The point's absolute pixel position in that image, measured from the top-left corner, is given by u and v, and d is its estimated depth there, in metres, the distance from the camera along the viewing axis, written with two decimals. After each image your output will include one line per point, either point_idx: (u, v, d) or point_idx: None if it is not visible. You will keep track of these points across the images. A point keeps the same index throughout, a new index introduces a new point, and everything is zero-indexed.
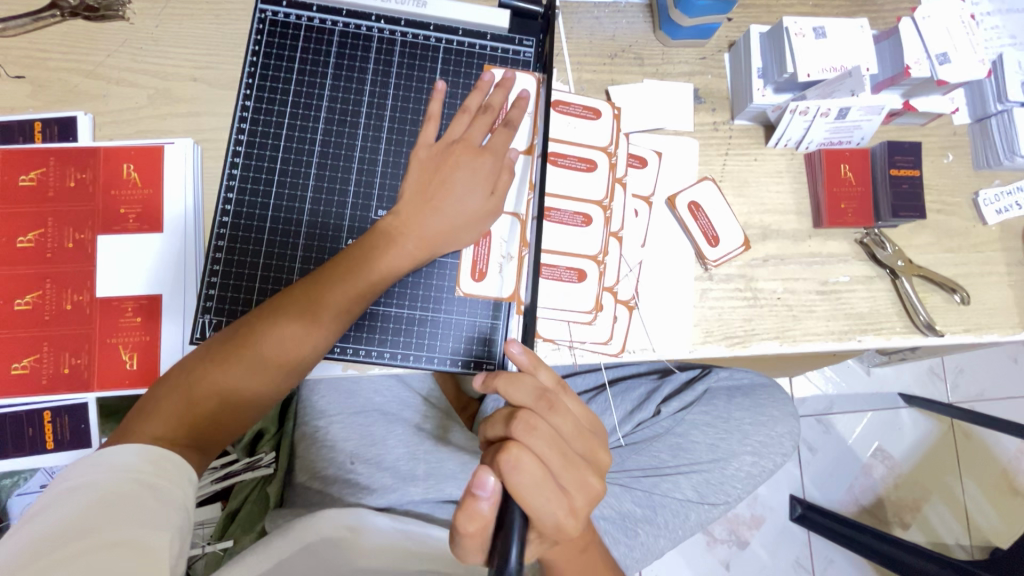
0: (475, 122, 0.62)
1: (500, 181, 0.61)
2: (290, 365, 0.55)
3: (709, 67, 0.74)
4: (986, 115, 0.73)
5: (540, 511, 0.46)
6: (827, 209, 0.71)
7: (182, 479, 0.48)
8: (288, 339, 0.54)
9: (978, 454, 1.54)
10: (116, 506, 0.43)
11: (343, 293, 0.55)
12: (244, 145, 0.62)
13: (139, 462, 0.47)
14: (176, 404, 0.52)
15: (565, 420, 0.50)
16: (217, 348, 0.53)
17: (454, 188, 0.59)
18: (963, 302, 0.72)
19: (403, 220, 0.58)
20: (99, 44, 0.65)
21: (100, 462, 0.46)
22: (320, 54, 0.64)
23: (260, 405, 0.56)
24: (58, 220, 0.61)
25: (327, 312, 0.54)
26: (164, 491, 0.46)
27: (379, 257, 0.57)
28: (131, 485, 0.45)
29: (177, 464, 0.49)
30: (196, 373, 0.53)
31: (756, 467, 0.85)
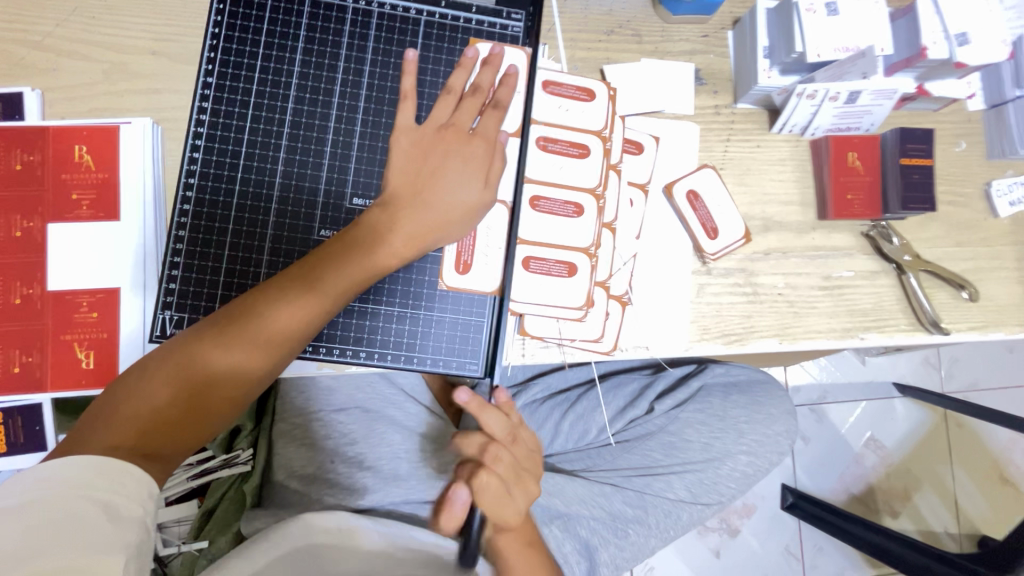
0: (465, 105, 0.58)
1: (491, 169, 0.57)
2: (270, 361, 0.50)
3: (711, 46, 0.69)
4: (1002, 101, 0.69)
5: (499, 517, 0.58)
6: (833, 200, 0.67)
7: (140, 493, 0.43)
8: (269, 334, 0.50)
9: (970, 444, 1.53)
10: (64, 527, 0.38)
11: (326, 292, 0.51)
12: (207, 126, 0.57)
13: (89, 475, 0.42)
14: (144, 404, 0.47)
15: (521, 448, 0.61)
16: (189, 344, 0.49)
17: (445, 177, 0.55)
18: (971, 299, 0.69)
19: (392, 211, 0.54)
20: (47, 12, 0.60)
21: (40, 476, 0.40)
22: (289, 26, 0.59)
23: (236, 404, 0.52)
24: (5, 207, 0.56)
25: (313, 304, 0.50)
26: (118, 508, 0.41)
27: (369, 249, 0.52)
28: (80, 502, 0.40)
29: (135, 476, 0.44)
30: (166, 371, 0.48)
31: (750, 466, 0.82)
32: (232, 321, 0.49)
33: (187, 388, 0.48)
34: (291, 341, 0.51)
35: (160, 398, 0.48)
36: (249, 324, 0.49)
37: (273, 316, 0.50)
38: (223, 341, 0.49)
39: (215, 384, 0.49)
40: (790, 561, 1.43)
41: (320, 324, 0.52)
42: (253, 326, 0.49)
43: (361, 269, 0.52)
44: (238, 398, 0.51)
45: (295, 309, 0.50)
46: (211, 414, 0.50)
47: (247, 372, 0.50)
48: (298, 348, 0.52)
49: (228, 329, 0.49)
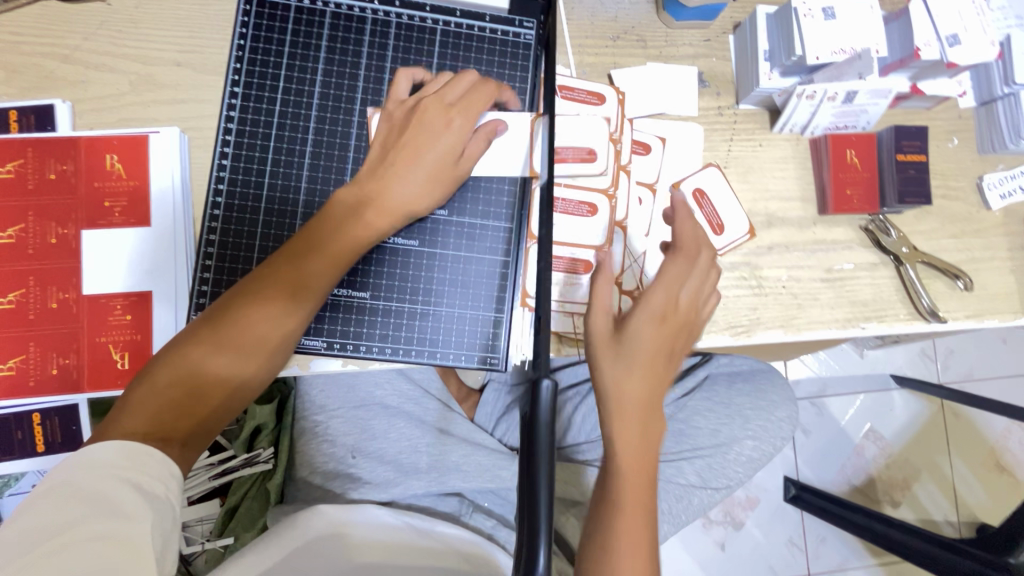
0: (453, 83, 0.59)
1: (473, 145, 0.58)
2: (270, 351, 0.53)
3: (713, 50, 0.72)
4: (992, 98, 0.73)
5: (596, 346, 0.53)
6: (833, 195, 0.70)
7: (162, 473, 0.45)
8: (266, 323, 0.52)
9: (968, 433, 1.56)
10: (95, 501, 0.41)
11: (311, 266, 0.53)
12: (234, 134, 0.60)
13: (113, 455, 0.44)
14: (153, 401, 0.48)
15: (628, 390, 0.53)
16: (191, 341, 0.51)
17: (425, 157, 0.56)
18: (966, 288, 0.72)
19: (366, 189, 0.55)
20: (75, 26, 0.62)
21: (82, 459, 0.43)
22: (311, 37, 0.61)
23: (246, 398, 0.53)
24: (40, 215, 0.58)
25: (301, 293, 0.53)
26: (143, 485, 0.44)
27: (342, 224, 0.54)
28: (108, 480, 0.42)
29: (157, 458, 0.45)
30: (171, 368, 0.50)
31: (757, 452, 0.85)
32: (225, 314, 0.51)
33: (192, 381, 0.50)
34: (285, 330, 0.53)
35: (169, 395, 0.49)
36: (242, 315, 0.51)
37: (264, 307, 0.52)
38: (221, 336, 0.51)
39: (220, 379, 0.51)
40: (795, 552, 1.46)
41: (312, 309, 0.54)
42: (249, 319, 0.51)
43: (339, 249, 0.54)
44: (246, 390, 0.53)
45: (285, 298, 0.52)
46: (224, 410, 0.52)
47: (251, 364, 0.52)
48: (295, 338, 0.55)
49: (227, 323, 0.51)
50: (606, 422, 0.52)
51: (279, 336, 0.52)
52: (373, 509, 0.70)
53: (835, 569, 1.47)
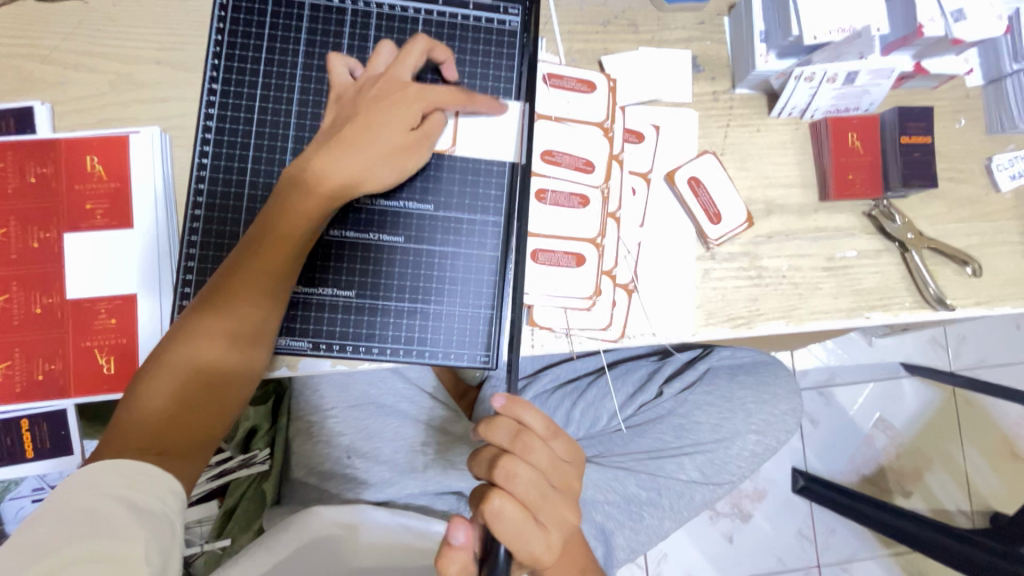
0: (403, 58, 0.56)
1: (432, 125, 0.56)
2: (255, 338, 0.52)
3: (708, 33, 0.69)
4: (1001, 76, 0.69)
5: (525, 546, 0.48)
6: (835, 180, 0.67)
7: (160, 488, 0.44)
8: (244, 313, 0.51)
9: (980, 421, 1.53)
10: (86, 523, 0.40)
11: (270, 248, 0.51)
12: (214, 132, 0.58)
13: (108, 473, 0.43)
14: (150, 413, 0.48)
15: (536, 461, 0.50)
16: (171, 346, 0.50)
17: (377, 132, 0.53)
18: (975, 274, 0.70)
19: (311, 160, 0.53)
20: (53, 27, 0.61)
21: (71, 480, 0.42)
22: (291, 29, 0.60)
23: (244, 391, 0.53)
24: (22, 219, 0.58)
25: (268, 278, 0.52)
26: (139, 501, 0.43)
27: (289, 202, 0.52)
28: (100, 499, 0.41)
29: (152, 474, 0.45)
30: (155, 377, 0.49)
31: (759, 446, 0.83)
32: (200, 311, 0.50)
33: (178, 387, 0.49)
34: (263, 314, 0.52)
35: (162, 403, 0.48)
36: (214, 307, 0.50)
37: (239, 295, 0.51)
38: (198, 335, 0.50)
39: (209, 378, 0.50)
40: (804, 543, 1.44)
41: (286, 289, 0.53)
42: (222, 310, 0.50)
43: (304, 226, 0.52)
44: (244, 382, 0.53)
45: (250, 283, 0.51)
46: (223, 405, 0.51)
47: (237, 357, 0.51)
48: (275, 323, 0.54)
49: (205, 318, 0.50)
50: (537, 511, 0.49)
51: (258, 321, 0.52)
52: (370, 511, 0.68)
53: (845, 560, 1.45)
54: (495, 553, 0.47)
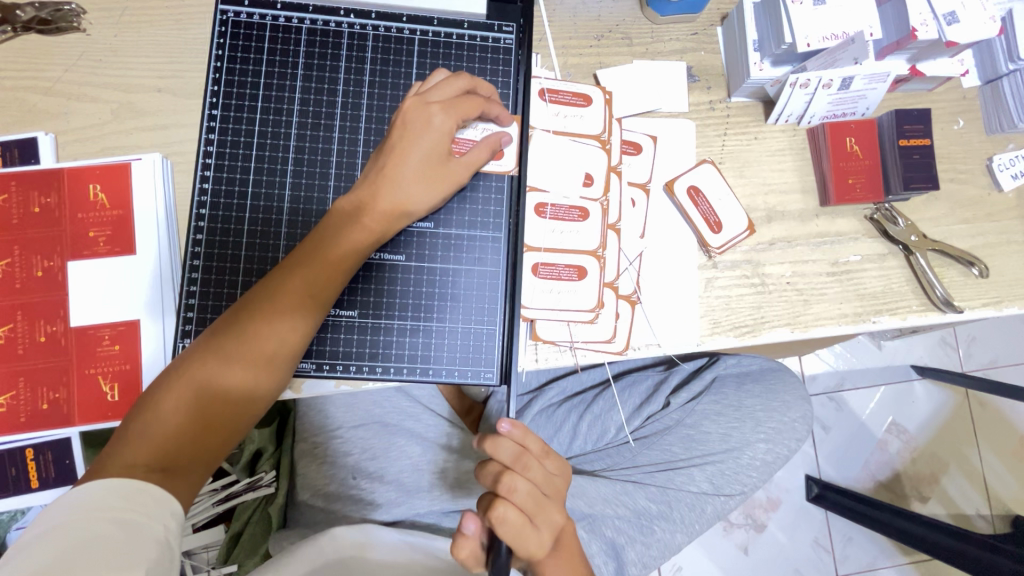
0: (445, 84, 0.56)
1: (470, 155, 0.56)
2: (278, 366, 0.51)
3: (701, 43, 0.70)
4: (997, 76, 0.69)
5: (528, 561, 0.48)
6: (834, 186, 0.67)
7: (162, 512, 0.45)
8: (271, 341, 0.50)
9: (996, 423, 1.51)
10: (88, 550, 0.39)
11: (307, 278, 0.51)
12: (214, 157, 0.59)
13: (111, 496, 0.43)
14: (164, 430, 0.48)
15: (536, 479, 0.49)
16: (196, 363, 0.50)
17: (414, 166, 0.53)
18: (981, 275, 0.69)
19: (361, 194, 0.53)
20: (56, 58, 0.62)
21: (72, 504, 0.42)
22: (289, 54, 0.60)
23: (260, 415, 0.53)
24: (25, 249, 0.58)
25: (305, 308, 0.51)
26: (140, 526, 0.43)
27: (335, 236, 0.52)
28: (102, 523, 0.41)
29: (155, 496, 0.45)
30: (175, 393, 0.49)
31: (770, 455, 0.81)
32: (229, 331, 0.50)
33: (196, 405, 0.49)
34: (293, 343, 0.52)
35: (179, 422, 0.49)
36: (241, 333, 0.50)
37: (268, 322, 0.50)
38: (223, 357, 0.50)
39: (226, 401, 0.50)
40: (821, 553, 1.42)
41: (317, 323, 0.53)
42: (250, 336, 0.50)
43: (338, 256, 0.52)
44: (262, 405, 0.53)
45: (284, 312, 0.51)
46: (237, 428, 0.51)
47: (258, 385, 0.51)
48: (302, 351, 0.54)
49: (232, 341, 0.50)
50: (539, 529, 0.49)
51: (287, 349, 0.51)
52: (381, 531, 0.67)
53: (864, 570, 1.42)
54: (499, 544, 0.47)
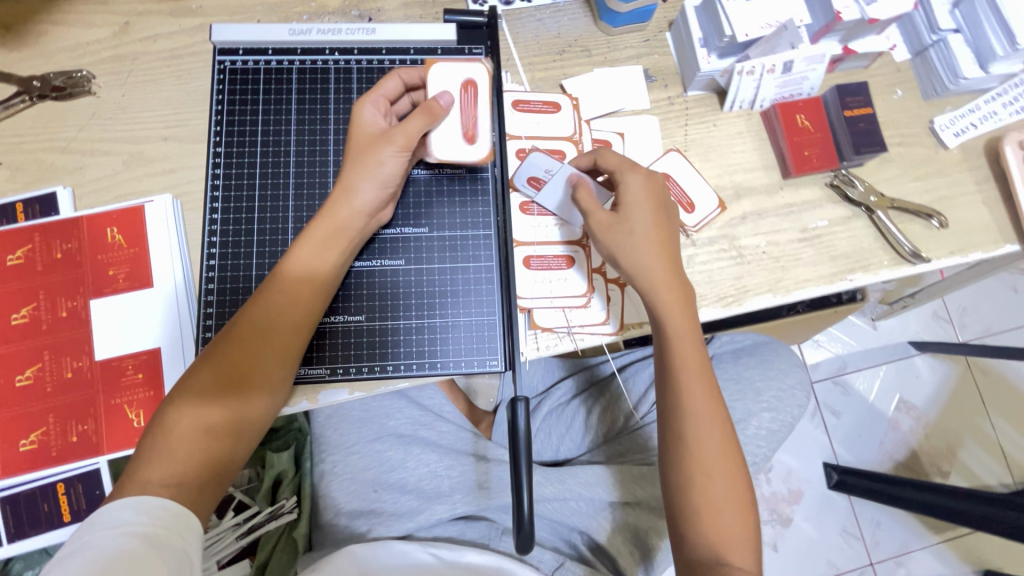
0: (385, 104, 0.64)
1: (408, 123, 0.56)
2: (271, 380, 0.55)
3: (654, 48, 0.77)
4: (923, 48, 0.77)
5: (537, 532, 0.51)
6: (792, 158, 0.73)
7: (179, 525, 0.48)
8: (263, 349, 0.55)
9: (1000, 389, 1.53)
10: (111, 561, 0.42)
11: (290, 286, 0.56)
12: (221, 189, 0.64)
13: (133, 510, 0.46)
14: (174, 448, 0.51)
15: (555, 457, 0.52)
16: (191, 385, 0.53)
17: (354, 154, 0.58)
18: (942, 226, 0.74)
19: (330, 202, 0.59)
20: (70, 120, 0.68)
21: (109, 514, 0.46)
22: (282, 92, 0.67)
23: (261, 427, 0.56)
24: (50, 293, 0.62)
25: (291, 314, 0.56)
26: (158, 537, 0.46)
27: (311, 244, 0.57)
28: (125, 533, 0.44)
29: (170, 511, 0.48)
30: (180, 412, 0.52)
31: (776, 424, 0.79)
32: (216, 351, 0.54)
33: (201, 421, 0.52)
34: (283, 356, 0.56)
35: (185, 438, 0.51)
36: (230, 351, 0.54)
37: (259, 339, 0.55)
38: (221, 370, 0.53)
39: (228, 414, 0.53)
40: (851, 541, 1.40)
41: (303, 329, 0.57)
42: (244, 347, 0.54)
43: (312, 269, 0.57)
44: (263, 417, 0.56)
45: (272, 320, 0.55)
46: (239, 441, 0.54)
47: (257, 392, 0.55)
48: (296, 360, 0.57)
49: (224, 358, 0.54)
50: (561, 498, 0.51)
51: (277, 362, 0.56)
52: (403, 543, 0.71)
53: (898, 554, 1.40)
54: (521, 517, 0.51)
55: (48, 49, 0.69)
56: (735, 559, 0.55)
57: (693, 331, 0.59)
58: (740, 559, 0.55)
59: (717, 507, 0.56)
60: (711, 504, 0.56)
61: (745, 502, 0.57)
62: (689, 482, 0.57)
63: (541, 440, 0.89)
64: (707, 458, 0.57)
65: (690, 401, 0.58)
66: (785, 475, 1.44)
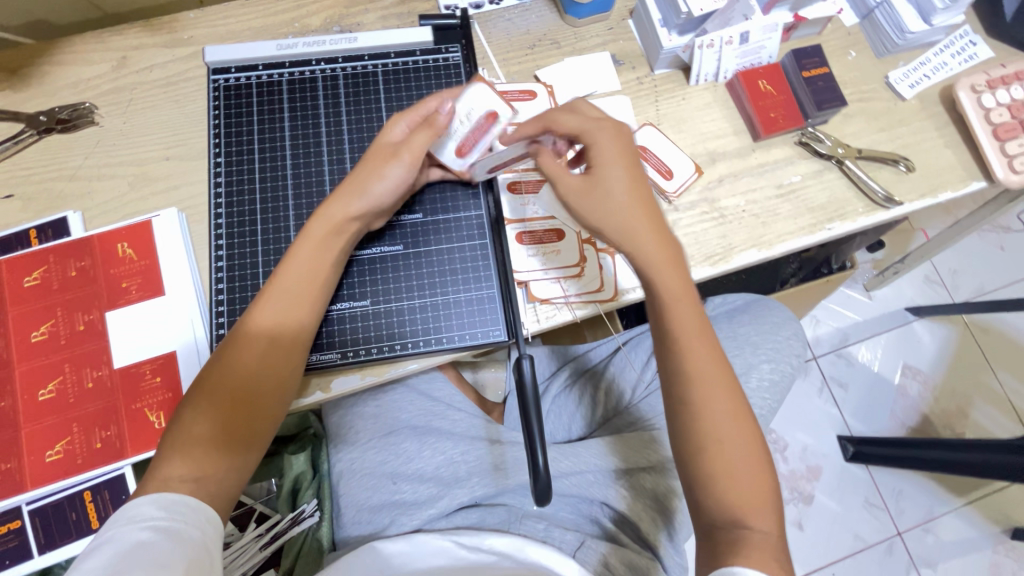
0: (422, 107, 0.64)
1: (414, 139, 0.59)
2: (283, 371, 0.57)
3: (618, 34, 0.82)
4: (869, 11, 0.82)
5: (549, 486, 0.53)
6: (760, 121, 0.77)
7: (200, 518, 0.50)
8: (272, 343, 0.56)
9: (1003, 346, 1.54)
10: (138, 553, 0.44)
11: (292, 282, 0.57)
12: (224, 196, 0.68)
13: (157, 505, 0.49)
14: (193, 443, 0.53)
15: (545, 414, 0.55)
16: (205, 382, 0.55)
17: (366, 161, 0.60)
18: (909, 170, 0.78)
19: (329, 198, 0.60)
20: (76, 149, 0.72)
21: (130, 509, 0.48)
22: (275, 102, 0.71)
23: (277, 419, 0.58)
24: (67, 308, 0.65)
25: (299, 308, 0.58)
26: (179, 531, 0.48)
27: (310, 239, 0.58)
28: (146, 530, 0.47)
29: (191, 506, 0.50)
30: (195, 409, 0.54)
31: (777, 374, 0.81)
32: (225, 351, 0.56)
33: (217, 417, 0.54)
34: (292, 349, 0.58)
35: (201, 435, 0.53)
36: (240, 349, 0.55)
37: (267, 334, 0.56)
38: (232, 366, 0.55)
39: (244, 408, 0.55)
40: (876, 512, 1.39)
41: (309, 320, 0.59)
42: (252, 343, 0.56)
43: (312, 272, 0.58)
44: (273, 417, 0.57)
45: (278, 315, 0.57)
46: (256, 434, 0.56)
47: (269, 385, 0.56)
48: (303, 350, 0.59)
49: (234, 356, 0.55)
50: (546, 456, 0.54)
51: (287, 355, 0.57)
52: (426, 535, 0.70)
53: (925, 521, 1.39)
54: (537, 472, 0.53)
55: (52, 87, 0.74)
56: (754, 522, 0.52)
57: (689, 297, 0.56)
58: (760, 521, 0.52)
59: (735, 470, 0.53)
60: (730, 469, 0.53)
61: (761, 461, 0.54)
62: (700, 443, 0.54)
63: (553, 422, 0.90)
64: (716, 421, 0.54)
65: (694, 362, 0.54)
66: (801, 451, 1.44)
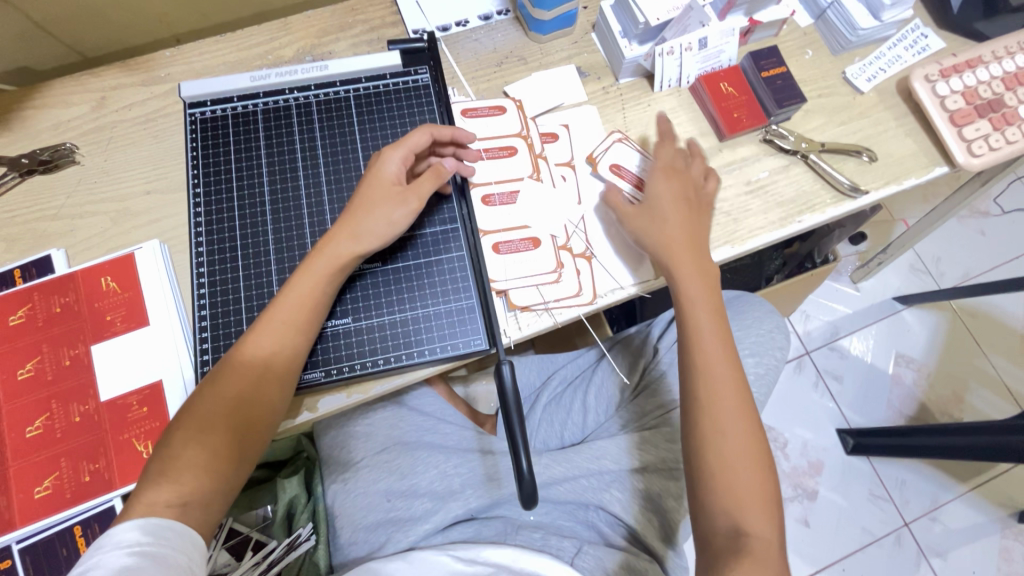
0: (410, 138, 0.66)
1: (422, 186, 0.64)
2: (272, 396, 0.58)
3: (582, 47, 0.84)
4: (821, 11, 0.86)
5: (533, 488, 0.53)
6: (723, 121, 0.79)
7: (186, 544, 0.50)
8: (263, 369, 0.58)
9: (992, 329, 1.55)
10: None
11: (288, 310, 0.59)
12: (205, 225, 0.70)
13: (143, 532, 0.49)
14: (181, 469, 0.53)
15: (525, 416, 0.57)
16: (196, 409, 0.56)
17: (370, 199, 0.62)
18: (873, 160, 0.80)
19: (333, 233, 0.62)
20: (58, 189, 0.73)
21: (112, 536, 0.48)
22: (251, 131, 0.73)
23: (265, 442, 0.59)
24: (53, 344, 0.65)
25: (292, 336, 0.59)
26: (166, 557, 0.48)
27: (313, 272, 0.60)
28: (131, 556, 0.47)
29: (178, 531, 0.51)
30: (184, 435, 0.54)
31: (763, 368, 0.82)
32: (218, 377, 0.57)
33: (206, 441, 0.54)
34: (283, 374, 0.59)
35: (190, 460, 0.53)
36: (234, 377, 0.56)
37: (261, 361, 0.57)
38: (225, 393, 0.56)
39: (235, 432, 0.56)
40: (881, 503, 1.39)
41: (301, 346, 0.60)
42: (247, 370, 0.57)
43: (305, 300, 0.59)
44: (260, 443, 0.58)
45: (273, 342, 0.58)
46: (244, 457, 0.57)
47: (260, 409, 0.57)
48: (293, 374, 0.60)
49: (228, 382, 0.56)
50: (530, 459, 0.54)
51: (278, 381, 0.58)
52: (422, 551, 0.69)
53: (930, 510, 1.38)
54: (521, 474, 0.54)
55: (33, 131, 0.76)
56: (747, 518, 0.57)
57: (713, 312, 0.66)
58: (752, 518, 0.57)
59: (733, 465, 0.59)
60: (727, 462, 0.59)
61: (759, 461, 0.60)
62: (702, 435, 0.61)
63: (545, 430, 0.90)
64: (726, 422, 0.60)
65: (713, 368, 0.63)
66: (801, 447, 1.44)
